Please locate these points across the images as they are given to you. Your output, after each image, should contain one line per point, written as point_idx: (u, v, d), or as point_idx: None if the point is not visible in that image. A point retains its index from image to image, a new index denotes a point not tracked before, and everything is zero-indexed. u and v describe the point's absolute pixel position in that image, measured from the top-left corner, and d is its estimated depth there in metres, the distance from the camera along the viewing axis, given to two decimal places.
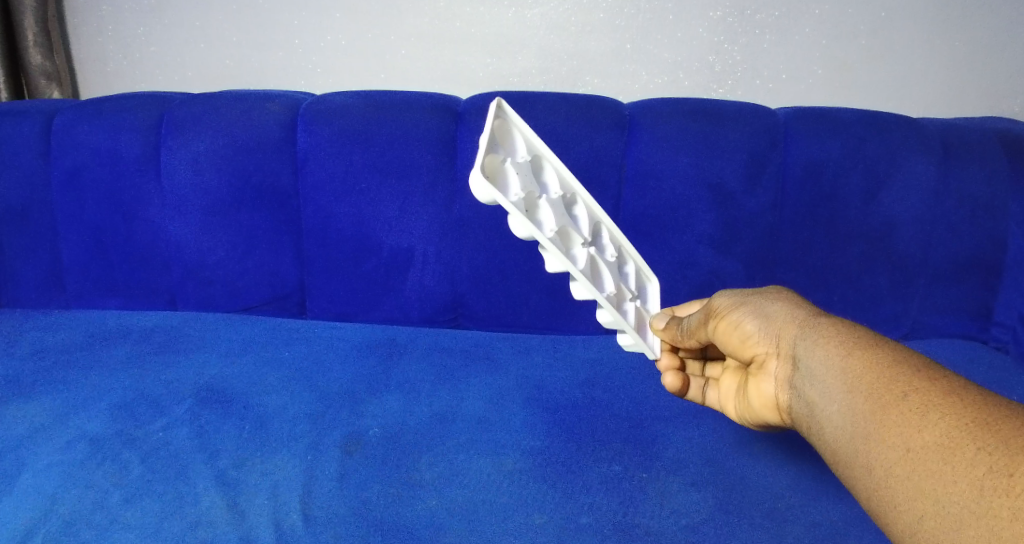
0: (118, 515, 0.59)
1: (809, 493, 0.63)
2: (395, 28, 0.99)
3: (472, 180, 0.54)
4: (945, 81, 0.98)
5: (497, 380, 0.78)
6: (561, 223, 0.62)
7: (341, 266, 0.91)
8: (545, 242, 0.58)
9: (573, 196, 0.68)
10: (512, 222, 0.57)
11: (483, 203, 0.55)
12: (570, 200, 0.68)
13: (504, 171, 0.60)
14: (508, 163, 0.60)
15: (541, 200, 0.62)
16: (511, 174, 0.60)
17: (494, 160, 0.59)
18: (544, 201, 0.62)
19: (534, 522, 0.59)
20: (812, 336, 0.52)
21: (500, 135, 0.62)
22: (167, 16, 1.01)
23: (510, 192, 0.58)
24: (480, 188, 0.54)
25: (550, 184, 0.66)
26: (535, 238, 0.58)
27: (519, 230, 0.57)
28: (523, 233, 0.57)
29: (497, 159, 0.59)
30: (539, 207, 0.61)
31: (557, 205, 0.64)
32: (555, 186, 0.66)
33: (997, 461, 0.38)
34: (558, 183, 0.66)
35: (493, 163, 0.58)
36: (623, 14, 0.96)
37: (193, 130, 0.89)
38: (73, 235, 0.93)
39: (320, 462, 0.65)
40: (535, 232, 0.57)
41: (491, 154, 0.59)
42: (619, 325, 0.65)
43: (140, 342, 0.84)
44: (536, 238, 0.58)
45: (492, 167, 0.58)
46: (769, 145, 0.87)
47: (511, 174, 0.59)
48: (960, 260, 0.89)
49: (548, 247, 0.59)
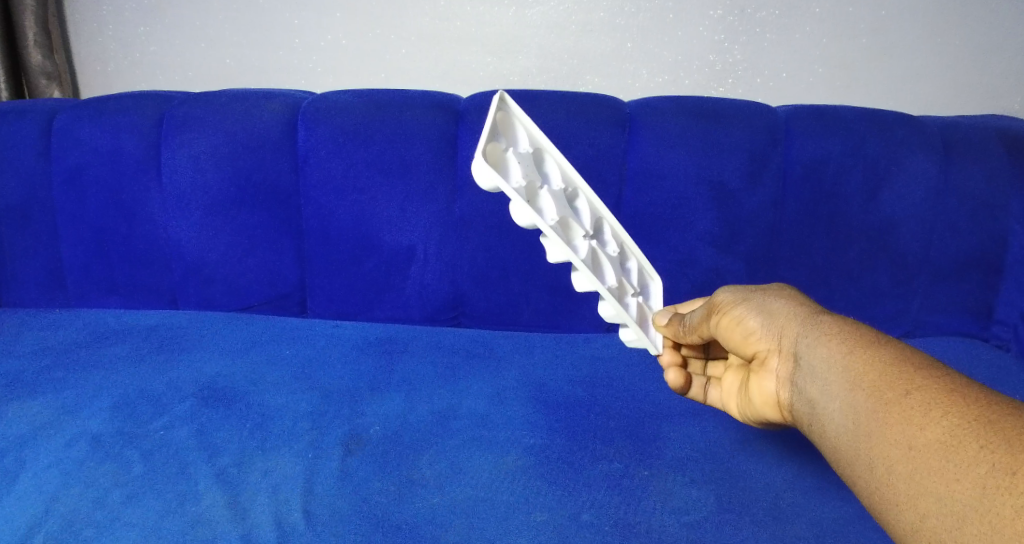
0: (119, 514, 0.59)
1: (811, 490, 0.64)
2: (395, 28, 0.99)
3: (475, 166, 0.55)
4: (946, 80, 0.98)
5: (499, 378, 0.78)
6: (563, 214, 0.62)
7: (342, 265, 0.91)
8: (547, 231, 0.58)
9: (575, 191, 0.68)
10: (514, 210, 0.57)
11: (485, 189, 0.56)
12: (572, 194, 0.68)
13: (506, 160, 0.60)
14: (510, 153, 0.60)
15: (542, 191, 0.62)
16: (513, 164, 0.60)
17: (496, 149, 0.59)
18: (545, 192, 0.62)
19: (536, 519, 0.60)
20: (814, 334, 0.52)
21: (502, 127, 0.63)
22: (167, 16, 1.01)
23: (512, 181, 0.58)
24: (483, 174, 0.55)
25: (552, 177, 0.66)
26: (537, 226, 0.58)
27: (521, 218, 0.57)
28: (525, 221, 0.58)
29: (499, 148, 0.60)
30: (541, 197, 0.62)
31: (559, 197, 0.64)
32: (557, 179, 0.66)
33: (1000, 458, 0.39)
34: (559, 176, 0.66)
35: (495, 151, 0.59)
36: (624, 14, 0.96)
37: (194, 129, 0.89)
38: (73, 235, 0.93)
39: (322, 460, 0.65)
40: (537, 221, 0.57)
41: (493, 143, 0.59)
42: (622, 319, 0.65)
43: (141, 341, 0.84)
44: (537, 226, 0.58)
45: (494, 155, 0.58)
46: (770, 143, 0.87)
47: (513, 163, 0.60)
48: (961, 258, 0.89)
49: (551, 237, 0.59)
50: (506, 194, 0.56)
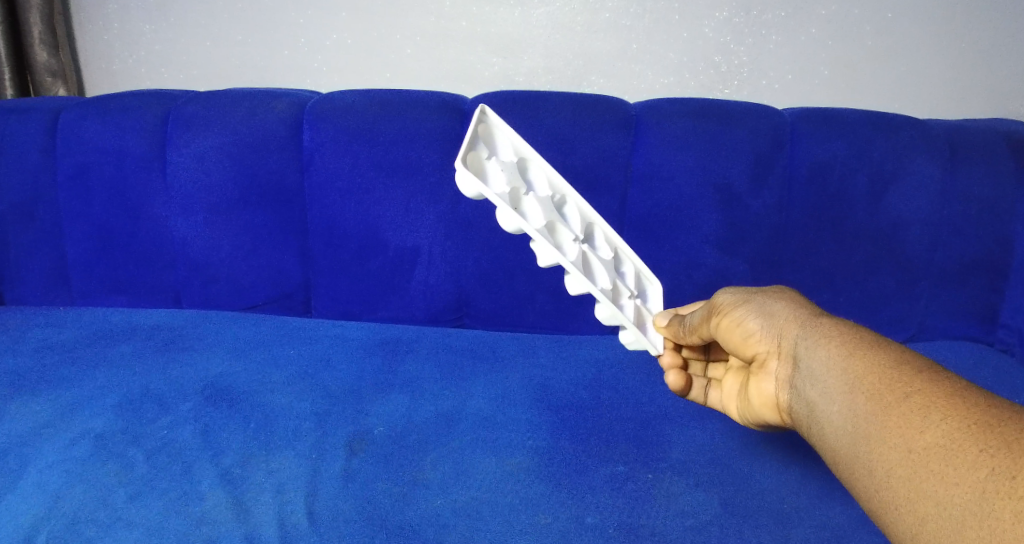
0: (123, 513, 0.59)
1: (815, 494, 0.64)
2: (401, 28, 0.99)
3: (457, 174, 0.56)
4: (952, 84, 0.98)
5: (503, 379, 0.78)
6: (551, 218, 0.63)
7: (347, 265, 0.91)
8: (534, 234, 0.59)
9: (562, 198, 0.68)
10: (500, 216, 0.58)
11: (468, 196, 0.57)
12: (560, 201, 0.68)
13: (487, 169, 0.61)
14: (491, 161, 0.61)
15: (527, 197, 0.62)
16: (494, 172, 0.61)
17: (476, 158, 0.60)
18: (529, 197, 0.62)
19: (541, 521, 0.60)
20: (814, 336, 0.52)
21: (482, 138, 0.63)
22: (172, 15, 1.01)
23: (494, 187, 0.59)
24: (465, 181, 0.56)
25: (537, 185, 0.66)
26: (524, 230, 0.59)
27: (507, 224, 0.58)
28: (511, 227, 0.58)
29: (479, 157, 0.60)
30: (525, 203, 0.62)
31: (545, 203, 0.64)
32: (543, 187, 0.66)
33: (1000, 462, 0.38)
34: (545, 183, 0.66)
35: (475, 160, 0.60)
36: (630, 15, 0.96)
37: (200, 128, 0.89)
38: (78, 233, 0.93)
39: (325, 459, 0.65)
40: (523, 225, 0.58)
41: (472, 152, 0.60)
42: (618, 321, 0.65)
43: (145, 339, 0.84)
44: (524, 230, 0.59)
45: (474, 164, 0.59)
46: (775, 145, 0.86)
47: (494, 171, 0.61)
48: (967, 261, 0.89)
49: (539, 240, 0.59)
50: (490, 199, 0.57)
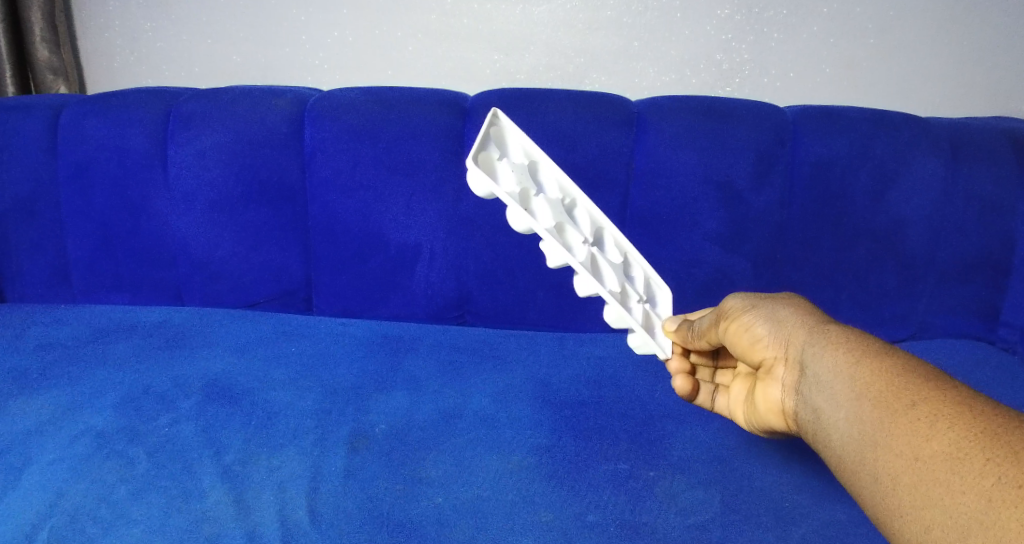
0: (124, 510, 0.59)
1: (816, 493, 0.64)
2: (402, 24, 0.98)
3: (469, 173, 0.56)
4: (954, 81, 0.98)
5: (504, 377, 0.78)
6: (559, 220, 0.63)
7: (349, 263, 0.91)
8: (542, 233, 0.59)
9: (572, 202, 0.68)
10: (510, 214, 0.58)
11: (479, 194, 0.57)
12: (571, 204, 0.68)
13: (497, 169, 0.61)
14: (502, 162, 0.61)
15: (537, 197, 0.63)
16: (505, 171, 0.61)
17: (487, 158, 0.60)
18: (540, 198, 0.63)
19: (542, 519, 0.60)
20: (821, 343, 0.52)
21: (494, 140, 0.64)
22: (174, 12, 1.01)
23: (503, 187, 0.59)
24: (476, 179, 0.56)
25: (548, 186, 0.66)
26: (533, 230, 0.59)
27: (516, 223, 0.58)
28: (521, 225, 0.58)
29: (490, 158, 0.61)
30: (535, 203, 0.62)
31: (556, 204, 0.64)
32: (553, 189, 0.66)
33: (1006, 472, 0.38)
34: (557, 186, 0.67)
35: (486, 159, 0.60)
36: (631, 12, 0.95)
37: (201, 125, 0.89)
38: (80, 230, 0.93)
39: (328, 457, 0.65)
40: (532, 224, 0.58)
41: (483, 152, 0.60)
42: (626, 322, 0.65)
43: (147, 337, 0.84)
44: (533, 230, 0.59)
45: (486, 163, 0.60)
46: (776, 144, 0.86)
47: (505, 171, 0.61)
48: (969, 260, 0.89)
49: (549, 239, 0.60)
50: (500, 197, 0.57)
